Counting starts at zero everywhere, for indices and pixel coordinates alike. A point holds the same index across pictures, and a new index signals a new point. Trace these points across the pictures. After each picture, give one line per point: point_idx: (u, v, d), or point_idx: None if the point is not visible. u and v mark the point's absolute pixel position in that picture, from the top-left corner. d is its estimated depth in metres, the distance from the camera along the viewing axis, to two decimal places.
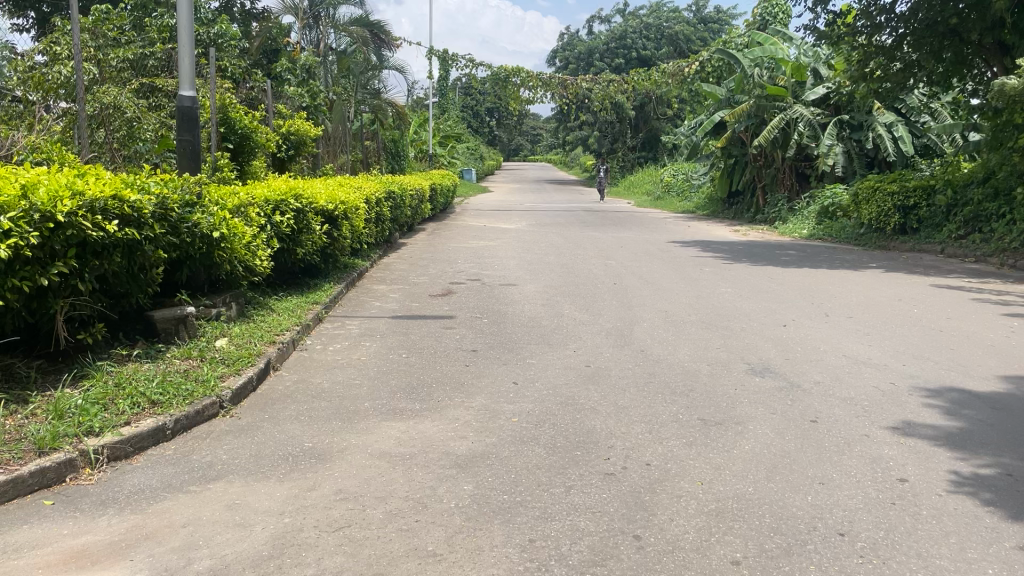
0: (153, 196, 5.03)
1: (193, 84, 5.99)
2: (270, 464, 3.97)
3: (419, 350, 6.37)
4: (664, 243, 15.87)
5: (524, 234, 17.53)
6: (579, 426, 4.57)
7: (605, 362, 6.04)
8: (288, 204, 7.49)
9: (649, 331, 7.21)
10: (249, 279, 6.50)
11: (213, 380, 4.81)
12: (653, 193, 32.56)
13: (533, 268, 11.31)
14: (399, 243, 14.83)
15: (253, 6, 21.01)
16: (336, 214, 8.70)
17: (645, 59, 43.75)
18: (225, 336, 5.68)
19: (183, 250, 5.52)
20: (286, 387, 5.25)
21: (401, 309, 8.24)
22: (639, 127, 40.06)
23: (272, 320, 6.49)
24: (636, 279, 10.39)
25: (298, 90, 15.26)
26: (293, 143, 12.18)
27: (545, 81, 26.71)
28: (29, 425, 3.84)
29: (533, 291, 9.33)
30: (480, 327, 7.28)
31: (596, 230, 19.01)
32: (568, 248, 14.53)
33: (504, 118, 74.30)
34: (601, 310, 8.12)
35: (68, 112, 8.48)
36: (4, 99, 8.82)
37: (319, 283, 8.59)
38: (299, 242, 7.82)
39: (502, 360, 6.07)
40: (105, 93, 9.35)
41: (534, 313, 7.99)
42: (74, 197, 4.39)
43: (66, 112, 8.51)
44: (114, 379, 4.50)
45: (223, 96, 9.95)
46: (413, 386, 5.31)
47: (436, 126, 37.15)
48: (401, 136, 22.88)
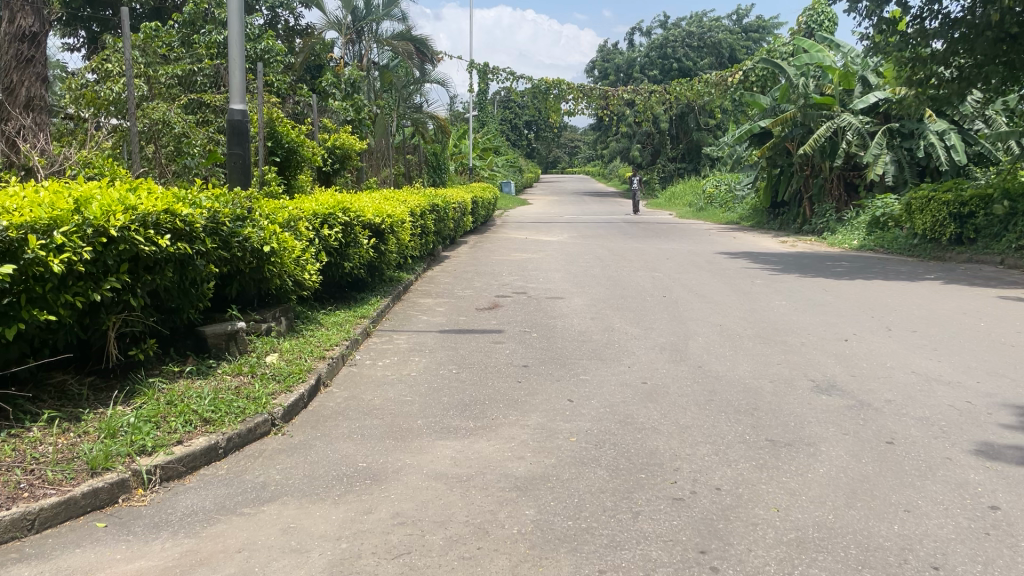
0: (205, 210, 4.98)
1: (244, 97, 5.93)
2: (324, 485, 3.85)
3: (469, 365, 6.23)
4: (711, 254, 15.56)
5: (567, 246, 17.35)
6: (641, 446, 4.38)
7: (662, 379, 5.83)
8: (337, 217, 7.44)
9: (705, 346, 6.97)
10: (298, 294, 6.42)
11: (265, 398, 4.72)
12: (695, 204, 32.16)
13: (579, 281, 11.12)
14: (443, 256, 14.74)
15: (298, 22, 21.22)
16: (383, 228, 8.63)
17: (686, 69, 43.37)
18: (275, 352, 5.60)
19: (234, 265, 5.47)
20: (337, 403, 5.14)
21: (448, 323, 8.12)
22: (680, 137, 39.69)
23: (321, 334, 6.41)
24: (687, 291, 10.14)
25: (342, 104, 15.31)
26: (338, 157, 12.18)
27: (586, 92, 26.55)
28: (81, 444, 3.78)
29: (581, 305, 9.14)
30: (530, 342, 7.11)
31: (640, 242, 18.76)
32: (613, 260, 14.31)
33: (543, 130, 74.27)
34: (653, 324, 7.90)
35: (118, 128, 8.54)
36: (57, 116, 8.92)
37: (366, 297, 8.51)
38: (346, 256, 7.75)
39: (556, 376, 5.89)
40: (155, 109, 9.43)
41: (585, 327, 7.80)
42: (126, 212, 4.35)
43: (117, 129, 8.57)
44: (166, 396, 4.44)
45: (271, 110, 9.99)
46: (466, 403, 5.16)
47: (476, 139, 37.21)
48: (442, 149, 22.90)
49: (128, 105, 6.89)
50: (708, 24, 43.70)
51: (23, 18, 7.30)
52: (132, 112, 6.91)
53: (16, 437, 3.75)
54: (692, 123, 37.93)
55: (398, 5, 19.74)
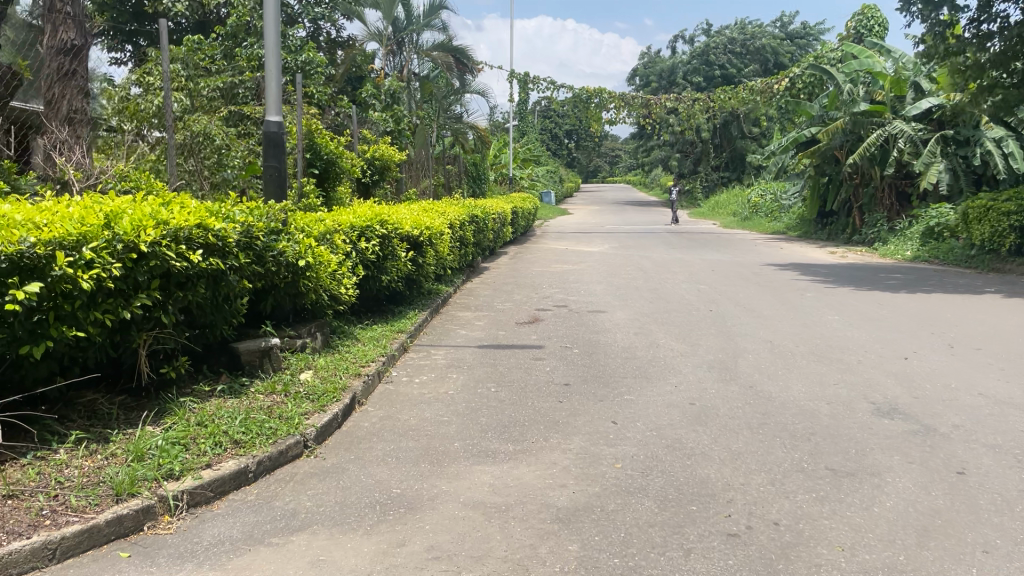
0: (238, 224, 4.86)
1: (280, 108, 5.84)
2: (357, 513, 3.66)
3: (509, 383, 6.02)
4: (757, 266, 15.16)
5: (609, 258, 17.08)
6: (691, 475, 4.12)
7: (711, 400, 5.55)
8: (374, 230, 7.31)
9: (755, 365, 6.67)
10: (334, 308, 6.29)
11: (297, 418, 4.57)
12: (739, 213, 31.61)
13: (622, 294, 10.86)
14: (482, 267, 14.57)
15: (340, 34, 21.32)
16: (421, 240, 8.50)
17: (729, 77, 42.77)
18: (309, 369, 5.46)
19: (268, 280, 5.34)
20: (372, 423, 4.97)
21: (488, 338, 7.93)
22: (723, 146, 39.12)
23: (357, 350, 6.26)
24: (733, 305, 9.81)
25: (382, 115, 15.24)
26: (378, 168, 12.11)
27: (628, 101, 26.25)
28: (108, 468, 3.66)
29: (624, 319, 8.88)
30: (572, 359, 6.88)
31: (684, 252, 18.41)
32: (655, 271, 14.00)
33: (583, 139, 73.99)
34: (699, 340, 7.61)
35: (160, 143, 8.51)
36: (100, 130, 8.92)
37: (404, 311, 8.36)
38: (384, 269, 7.61)
39: (599, 396, 5.65)
40: (196, 122, 9.42)
41: (628, 343, 7.54)
42: (157, 227, 4.24)
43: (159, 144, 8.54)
44: (196, 416, 4.31)
45: (311, 122, 9.93)
46: (505, 425, 4.94)
47: (516, 149, 37.11)
48: (482, 159, 22.80)
49: (166, 119, 6.84)
50: (751, 31, 43.08)
51: (64, 31, 7.30)
52: (170, 127, 6.86)
53: (41, 460, 3.63)
54: (736, 131, 37.31)
55: (438, 15, 19.69)
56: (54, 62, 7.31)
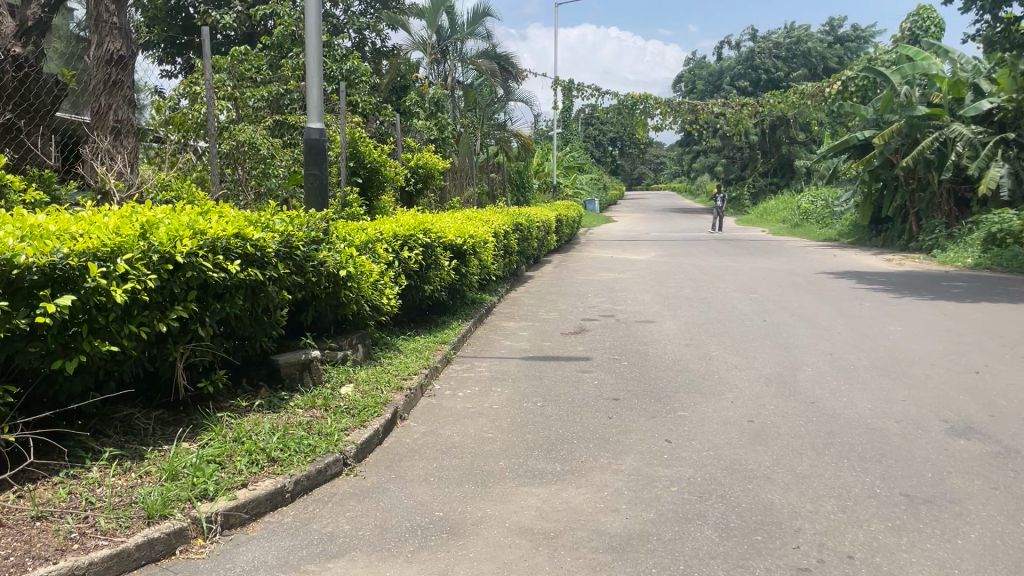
0: (278, 233, 4.73)
1: (321, 115, 5.70)
2: (397, 538, 3.46)
3: (557, 397, 5.79)
4: (811, 274, 14.68)
5: (656, 266, 16.74)
6: (754, 501, 3.84)
7: (771, 418, 5.25)
8: (417, 239, 7.17)
9: (815, 379, 6.33)
10: (376, 319, 6.13)
11: (337, 434, 4.40)
12: (789, 220, 30.91)
13: (671, 303, 10.55)
14: (527, 276, 14.36)
15: (384, 44, 21.36)
16: (465, 249, 8.33)
17: (776, 81, 41.97)
18: (350, 382, 5.29)
19: (309, 290, 5.20)
20: (414, 440, 4.78)
21: (533, 349, 7.71)
22: (770, 152, 38.39)
23: (400, 362, 6.09)
24: (788, 315, 9.44)
25: (427, 124, 15.12)
26: (421, 176, 11.99)
27: (674, 107, 25.85)
28: (141, 487, 3.53)
29: (674, 330, 8.58)
30: (621, 371, 6.62)
31: (733, 260, 17.97)
32: (705, 280, 13.63)
33: (627, 146, 73.44)
34: (755, 353, 7.28)
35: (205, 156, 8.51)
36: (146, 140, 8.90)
37: (447, 321, 8.19)
38: (427, 278, 7.45)
39: (652, 412, 5.39)
40: (241, 131, 9.36)
41: (679, 355, 7.26)
42: (195, 237, 4.12)
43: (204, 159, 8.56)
44: (234, 433, 4.17)
45: (354, 130, 9.83)
46: (553, 442, 4.72)
47: (560, 157, 36.88)
48: (526, 167, 22.64)
49: (208, 128, 6.78)
50: (798, 35, 42.25)
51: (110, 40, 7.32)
52: (213, 136, 6.79)
53: (74, 478, 3.52)
54: (784, 137, 36.52)
55: (482, 22, 19.57)
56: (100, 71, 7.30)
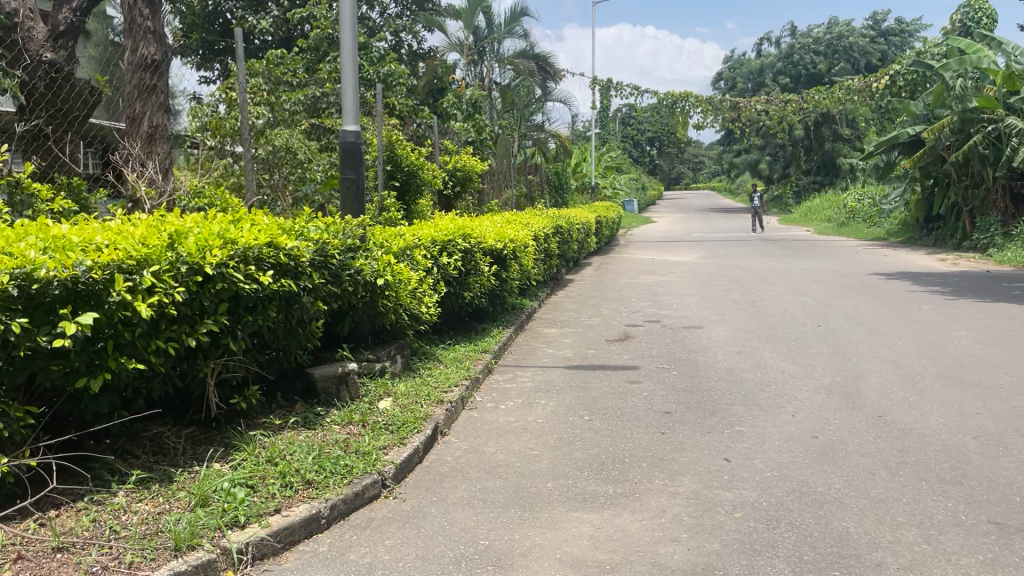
0: (313, 241, 4.51)
1: (357, 117, 5.47)
2: (440, 571, 3.21)
3: (605, 410, 5.50)
4: (862, 275, 14.16)
5: (700, 268, 16.32)
6: (828, 530, 3.51)
7: (837, 434, 4.90)
8: (456, 244, 6.93)
9: (880, 389, 5.95)
10: (415, 328, 5.90)
11: (374, 453, 4.15)
12: (834, 219, 30.13)
13: (718, 307, 10.18)
14: (568, 279, 14.06)
15: (421, 46, 21.23)
16: (505, 254, 8.07)
17: (818, 78, 41.07)
18: (389, 396, 5.05)
19: (345, 300, 4.98)
20: (456, 458, 4.53)
21: (577, 357, 7.42)
22: (814, 149, 37.53)
23: (440, 374, 5.85)
24: (844, 320, 9.01)
25: (464, 126, 14.89)
26: (460, 179, 11.78)
27: (715, 105, 25.33)
28: (168, 513, 3.32)
29: (724, 336, 8.23)
30: (671, 382, 6.31)
31: (779, 261, 17.47)
32: (751, 282, 13.20)
33: (665, 146, 72.65)
34: (812, 361, 6.90)
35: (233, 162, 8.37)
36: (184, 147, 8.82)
37: (488, 328, 7.94)
38: (466, 285, 7.22)
39: (707, 427, 5.07)
40: (277, 136, 9.25)
41: (732, 364, 6.91)
42: (225, 247, 3.91)
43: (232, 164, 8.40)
44: (267, 453, 3.95)
45: (391, 133, 9.62)
46: (603, 461, 4.43)
47: (598, 158, 36.49)
48: (564, 168, 22.36)
49: (241, 134, 6.62)
50: (840, 29, 41.26)
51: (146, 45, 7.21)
52: (245, 142, 6.62)
53: (98, 504, 3.35)
54: (827, 134, 35.73)
55: (520, 22, 19.30)
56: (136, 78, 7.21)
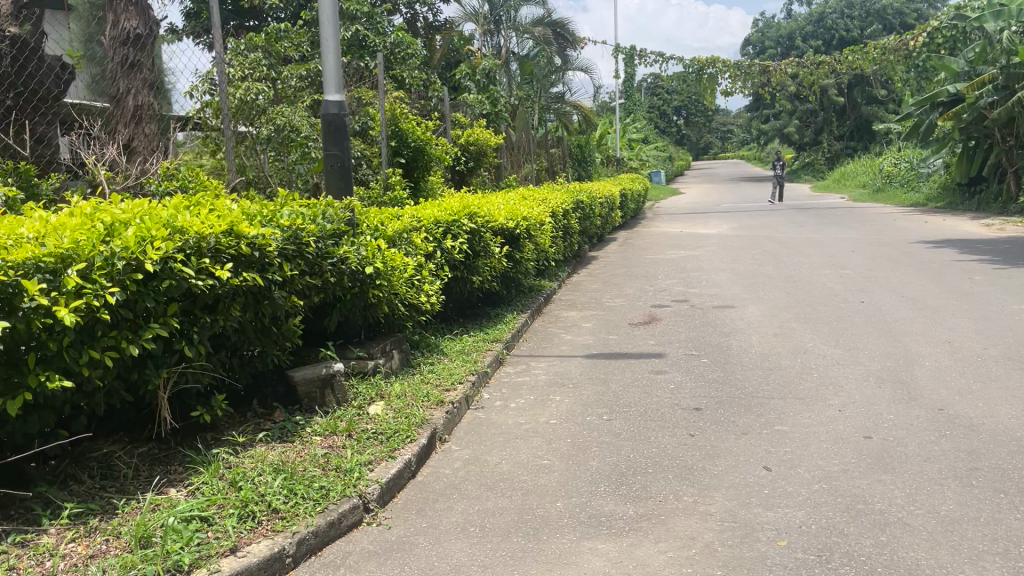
0: (284, 227, 3.94)
1: (340, 86, 4.87)
2: None
3: (626, 407, 4.91)
4: (904, 244, 13.35)
5: (730, 240, 15.57)
6: (893, 564, 2.89)
7: (893, 433, 4.25)
8: (461, 225, 6.34)
9: (938, 376, 5.27)
10: (414, 320, 5.32)
11: (357, 471, 3.60)
12: (870, 185, 29.03)
13: (751, 284, 9.50)
14: (591, 256, 13.44)
15: (437, 18, 20.51)
16: (518, 233, 7.46)
17: (849, 40, 39.60)
18: (381, 399, 4.49)
19: (329, 293, 4.42)
20: (454, 471, 3.97)
21: (598, 343, 6.83)
22: (847, 113, 36.25)
23: (443, 369, 5.29)
24: (890, 295, 8.30)
25: (478, 97, 13.57)
26: (473, 154, 11.16)
27: (744, 70, 24.31)
28: (101, 558, 2.79)
29: (758, 316, 7.58)
30: (701, 371, 5.68)
31: (814, 230, 16.65)
32: (786, 254, 12.46)
33: (693, 114, 71.13)
34: (858, 344, 6.23)
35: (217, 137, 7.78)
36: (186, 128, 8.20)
37: (501, 314, 7.37)
38: (475, 269, 6.64)
39: (743, 428, 4.45)
40: (280, 114, 8.71)
41: (768, 348, 6.27)
42: (174, 239, 3.36)
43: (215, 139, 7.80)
44: (230, 476, 3.41)
45: (395, 106, 8.97)
46: (622, 473, 3.84)
47: (623, 129, 35.55)
48: (587, 140, 21.61)
49: (222, 111, 6.10)
50: None
51: (128, 19, 6.81)
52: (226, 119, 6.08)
53: (21, 547, 2.83)
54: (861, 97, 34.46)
55: None
56: (118, 54, 6.83)
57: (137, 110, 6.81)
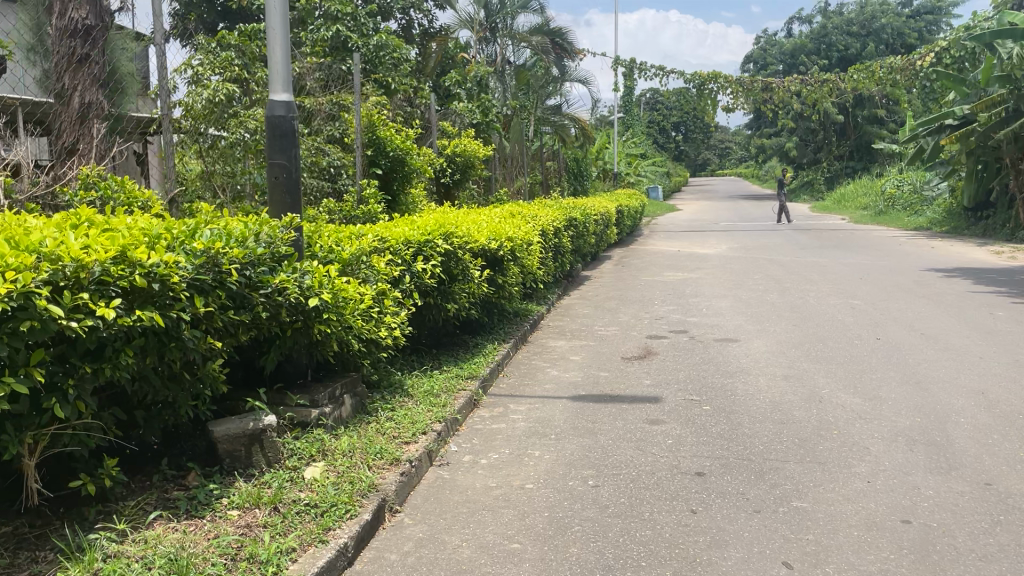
0: (199, 251, 3.20)
1: (289, 85, 4.12)
2: None
3: (618, 470, 4.17)
4: (913, 271, 12.69)
5: (731, 261, 14.86)
6: None
7: (938, 517, 3.54)
8: (435, 245, 5.62)
9: (978, 439, 4.56)
10: (373, 357, 4.58)
11: (273, 565, 2.83)
12: (871, 205, 28.40)
13: (755, 314, 8.79)
14: (584, 277, 12.72)
15: (433, 25, 19.88)
16: (501, 256, 6.74)
17: (851, 60, 39.08)
18: (323, 458, 3.73)
19: (261, 331, 3.69)
20: (402, 558, 3.22)
21: (587, 381, 6.11)
22: (847, 133, 35.70)
23: (404, 415, 4.56)
24: (907, 331, 7.60)
25: (469, 105, 12.80)
26: (460, 166, 10.43)
27: (746, 86, 23.66)
28: None
29: (765, 353, 6.86)
30: (703, 423, 4.95)
31: (817, 254, 15.96)
32: (790, 280, 11.75)
33: (692, 131, 70.68)
34: (880, 394, 5.51)
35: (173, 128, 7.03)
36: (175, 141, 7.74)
37: (481, 344, 6.66)
38: (451, 296, 5.92)
39: (754, 504, 3.71)
40: (252, 117, 8.00)
41: (779, 395, 5.56)
42: (40, 269, 2.63)
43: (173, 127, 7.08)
44: (105, 570, 2.64)
45: (373, 112, 8.22)
46: (609, 567, 3.11)
47: (620, 144, 34.91)
48: (584, 154, 20.94)
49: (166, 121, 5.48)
50: (873, 9, 39.21)
51: (76, 9, 6.15)
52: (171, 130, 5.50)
53: None
54: (862, 117, 33.88)
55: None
56: (63, 46, 6.12)
57: (83, 109, 6.07)
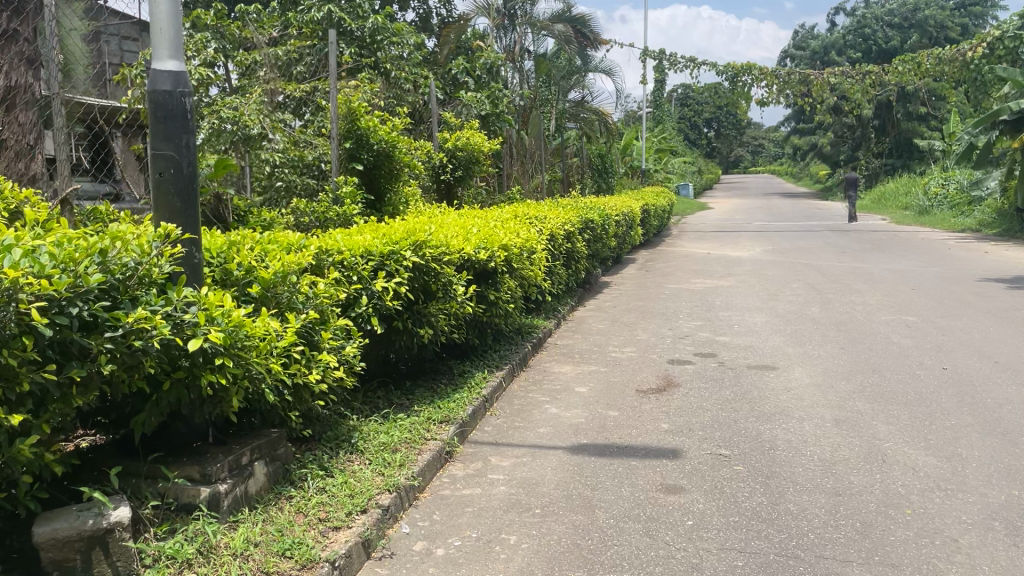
0: None
1: (179, 51, 3.08)
2: None
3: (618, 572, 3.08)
4: (970, 280, 11.40)
5: (764, 266, 13.67)
6: None
7: None
8: (403, 257, 4.56)
9: None
10: (302, 409, 3.52)
11: None
12: (912, 204, 26.91)
13: (795, 332, 7.63)
14: (602, 283, 11.59)
15: (451, 13, 18.80)
16: (493, 267, 5.66)
17: (891, 53, 37.30)
18: (199, 566, 2.67)
19: (114, 389, 2.67)
20: None
21: (592, 422, 5.02)
22: (887, 129, 34.09)
23: (343, 484, 3.49)
24: (979, 359, 6.41)
25: (477, 96, 11.68)
26: (462, 161, 9.36)
27: (782, 78, 22.28)
28: None
29: (809, 387, 5.71)
30: (733, 494, 3.83)
31: (859, 258, 14.69)
32: (832, 290, 10.56)
33: (724, 127, 68.97)
34: (961, 452, 4.34)
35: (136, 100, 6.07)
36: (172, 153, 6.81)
37: (468, 373, 5.58)
38: (427, 319, 4.85)
39: None
40: (226, 104, 7.13)
41: (833, 450, 4.41)
42: None
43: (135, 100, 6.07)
44: None
45: (353, 99, 7.16)
46: None
47: (649, 140, 33.60)
48: (609, 149, 19.76)
49: (57, 108, 4.61)
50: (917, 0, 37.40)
51: None
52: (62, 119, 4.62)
53: None
54: (903, 112, 32.23)
55: None
56: None
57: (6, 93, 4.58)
